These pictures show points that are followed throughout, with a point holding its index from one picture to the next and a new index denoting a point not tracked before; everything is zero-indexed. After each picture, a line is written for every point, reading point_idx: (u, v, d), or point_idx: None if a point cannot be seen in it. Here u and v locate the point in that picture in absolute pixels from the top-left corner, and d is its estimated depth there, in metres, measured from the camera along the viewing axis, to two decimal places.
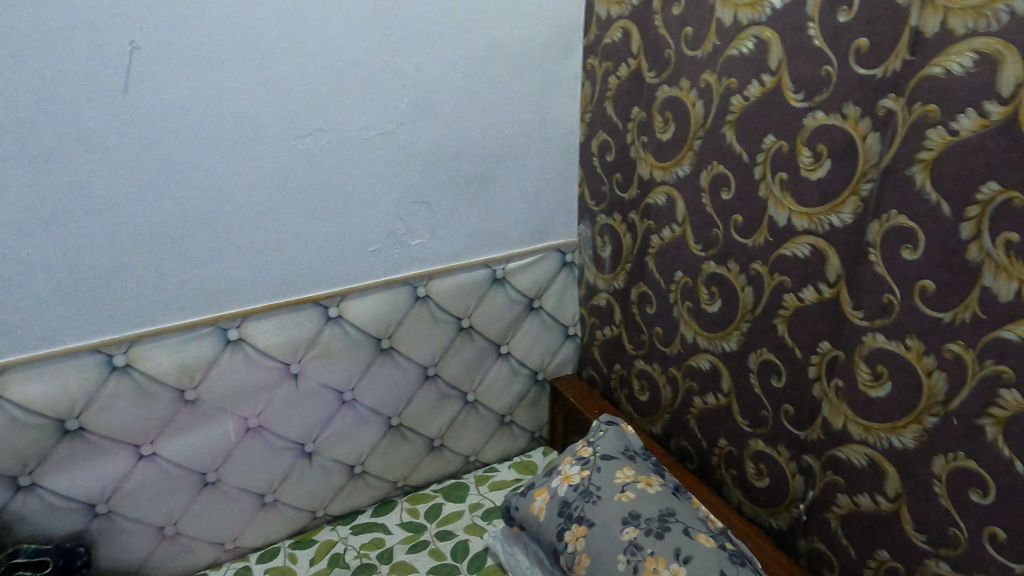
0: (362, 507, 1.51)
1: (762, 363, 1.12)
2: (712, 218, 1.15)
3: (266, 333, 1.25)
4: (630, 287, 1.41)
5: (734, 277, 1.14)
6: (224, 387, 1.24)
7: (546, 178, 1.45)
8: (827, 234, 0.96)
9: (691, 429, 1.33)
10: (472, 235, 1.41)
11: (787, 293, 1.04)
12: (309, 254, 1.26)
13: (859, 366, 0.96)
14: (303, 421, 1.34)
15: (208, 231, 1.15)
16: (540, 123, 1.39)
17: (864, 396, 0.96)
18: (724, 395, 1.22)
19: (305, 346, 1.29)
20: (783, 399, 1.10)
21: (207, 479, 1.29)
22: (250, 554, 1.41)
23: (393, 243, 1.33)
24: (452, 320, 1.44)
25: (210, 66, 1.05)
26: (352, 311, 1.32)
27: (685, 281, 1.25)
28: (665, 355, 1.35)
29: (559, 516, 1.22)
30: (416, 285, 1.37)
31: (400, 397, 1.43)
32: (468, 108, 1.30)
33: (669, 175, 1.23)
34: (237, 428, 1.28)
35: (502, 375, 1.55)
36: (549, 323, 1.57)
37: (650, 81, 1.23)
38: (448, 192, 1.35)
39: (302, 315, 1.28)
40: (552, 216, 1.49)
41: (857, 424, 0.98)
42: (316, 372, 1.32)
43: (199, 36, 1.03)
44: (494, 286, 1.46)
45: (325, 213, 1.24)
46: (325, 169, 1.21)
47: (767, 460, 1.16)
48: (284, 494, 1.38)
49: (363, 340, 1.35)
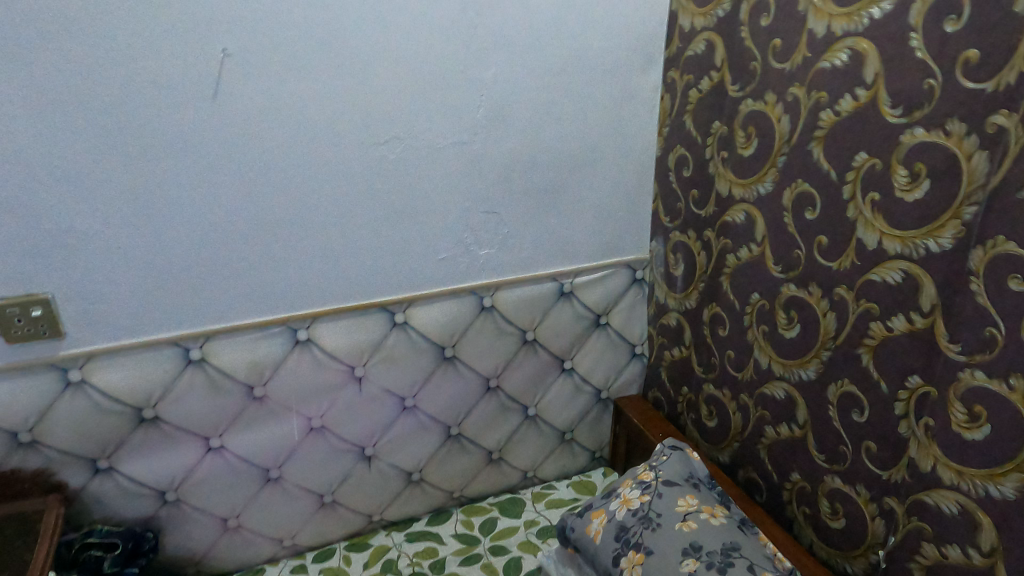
0: (417, 515, 1.51)
1: (843, 395, 1.05)
2: (795, 238, 1.09)
3: (333, 334, 1.27)
4: (702, 307, 1.36)
5: (816, 302, 1.07)
6: (291, 385, 1.26)
7: (619, 192, 1.42)
8: (923, 260, 0.89)
9: (761, 460, 1.26)
10: (541, 247, 1.39)
11: (874, 321, 0.98)
12: (379, 259, 1.27)
13: (953, 405, 0.88)
14: (365, 425, 1.34)
15: (283, 233, 1.18)
16: (615, 137, 1.37)
17: (958, 437, 0.88)
18: (799, 427, 1.15)
19: (371, 350, 1.31)
20: (865, 435, 1.02)
21: (270, 475, 1.31)
22: (306, 552, 1.42)
23: (463, 251, 1.32)
24: (516, 332, 1.42)
25: (294, 74, 1.08)
26: (417, 318, 1.33)
27: (762, 304, 1.19)
28: (736, 380, 1.29)
29: (617, 541, 1.18)
30: (483, 295, 1.37)
31: (460, 407, 1.42)
32: (544, 120, 1.29)
33: (749, 193, 1.18)
34: (300, 426, 1.29)
35: (564, 391, 1.52)
36: (616, 341, 1.53)
37: (733, 95, 1.19)
38: (519, 203, 1.34)
39: (369, 319, 1.29)
40: (624, 232, 1.46)
41: (948, 467, 0.90)
42: (380, 376, 1.32)
43: (288, 43, 1.06)
44: (561, 300, 1.44)
45: (396, 218, 1.25)
46: (399, 175, 1.22)
47: (844, 500, 1.09)
48: (342, 497, 1.39)
49: (426, 347, 1.35)
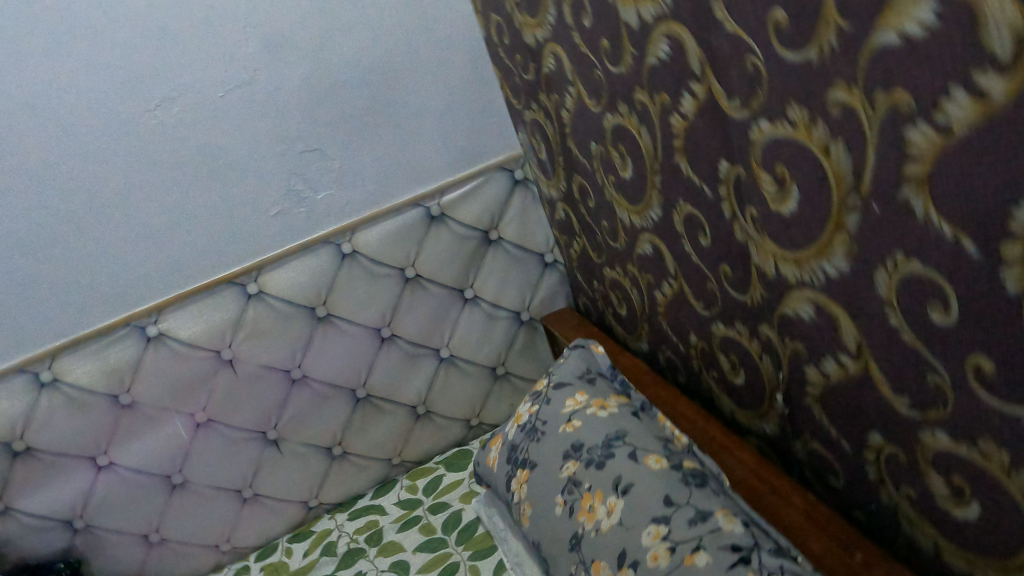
0: (362, 492, 1.41)
1: (686, 221, 0.85)
2: (589, 57, 0.90)
3: (186, 323, 1.20)
4: (571, 184, 1.17)
5: (629, 122, 0.88)
6: (159, 385, 1.21)
7: (456, 89, 1.25)
8: (673, 10, 0.69)
9: (667, 334, 1.06)
10: (386, 173, 1.26)
11: (672, 115, 0.77)
12: (205, 233, 1.18)
13: (761, 178, 0.67)
14: (256, 408, 1.27)
15: (88, 233, 1.11)
16: (427, 28, 1.20)
17: (779, 217, 0.67)
18: (674, 279, 0.95)
19: (233, 329, 1.23)
20: (717, 259, 0.82)
21: (174, 482, 1.26)
22: (251, 553, 1.36)
23: (298, 200, 1.22)
24: (393, 273, 1.29)
25: (21, 63, 1.01)
26: (273, 284, 1.23)
27: (600, 151, 1.00)
28: (619, 252, 1.10)
29: (508, 463, 1.02)
30: (339, 242, 1.26)
31: (358, 366, 1.31)
32: (332, 32, 1.15)
33: (547, 29, 0.99)
34: (186, 425, 1.24)
35: (476, 323, 1.37)
36: (517, 254, 1.37)
37: None
38: (340, 131, 1.21)
39: (220, 298, 1.21)
40: (481, 133, 1.30)
41: (787, 261, 0.69)
42: (252, 354, 1.24)
43: (3, 29, 0.99)
44: (433, 225, 1.30)
45: (206, 185, 1.15)
46: (189, 138, 1.12)
47: (735, 347, 0.88)
48: (264, 488, 1.32)
49: (293, 312, 1.25)
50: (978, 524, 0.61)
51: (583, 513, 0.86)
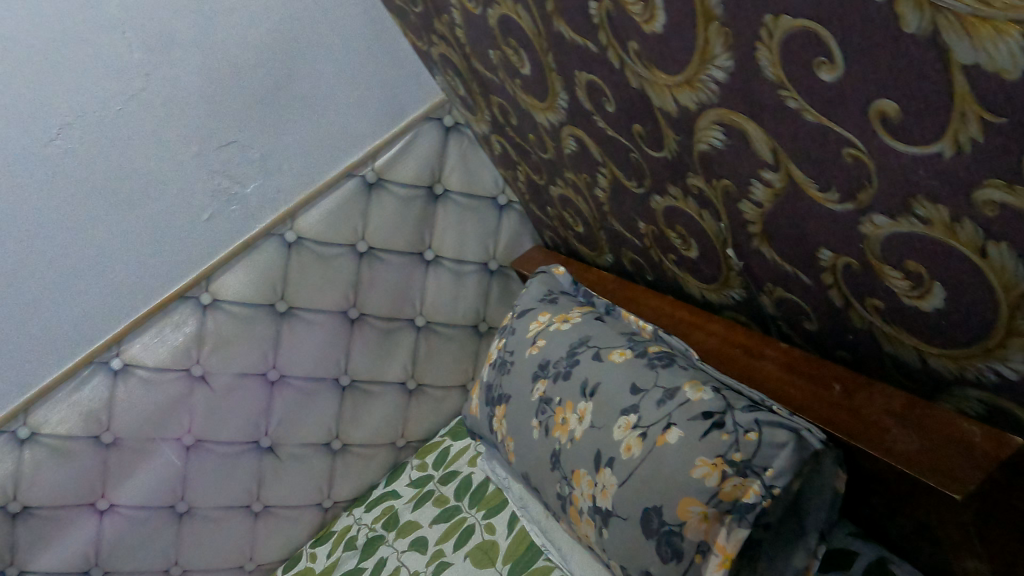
0: (376, 482, 1.36)
1: (589, 93, 0.78)
2: None
3: (148, 349, 1.18)
4: (492, 110, 1.11)
5: (508, 8, 0.81)
6: (137, 417, 1.18)
7: (359, 47, 1.20)
8: None
9: (621, 233, 0.99)
10: (312, 151, 1.22)
11: None
12: (145, 253, 1.16)
13: (627, 2, 0.60)
14: (242, 418, 1.23)
15: (25, 278, 1.10)
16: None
17: (656, 40, 0.60)
18: (604, 167, 0.88)
19: (197, 343, 1.20)
20: (628, 121, 0.75)
21: (179, 511, 1.23)
22: (278, 567, 1.32)
23: (227, 198, 1.18)
24: (345, 251, 1.25)
25: None
26: (226, 289, 1.20)
27: (499, 56, 0.93)
28: (554, 162, 1.03)
29: (487, 405, 0.96)
30: (283, 232, 1.22)
31: (335, 354, 1.27)
32: (211, 17, 1.10)
33: None
34: (175, 451, 1.21)
35: (445, 284, 1.32)
36: (469, 203, 1.31)
37: None
38: (250, 118, 1.16)
39: (176, 316, 1.19)
40: (397, 87, 1.25)
41: (682, 88, 0.62)
42: (223, 364, 1.21)
43: None
44: (373, 193, 1.25)
45: (129, 204, 1.13)
46: (97, 160, 1.09)
47: (678, 216, 0.81)
48: (272, 498, 1.28)
49: (254, 313, 1.21)
50: (949, 310, 0.53)
51: (557, 428, 0.78)
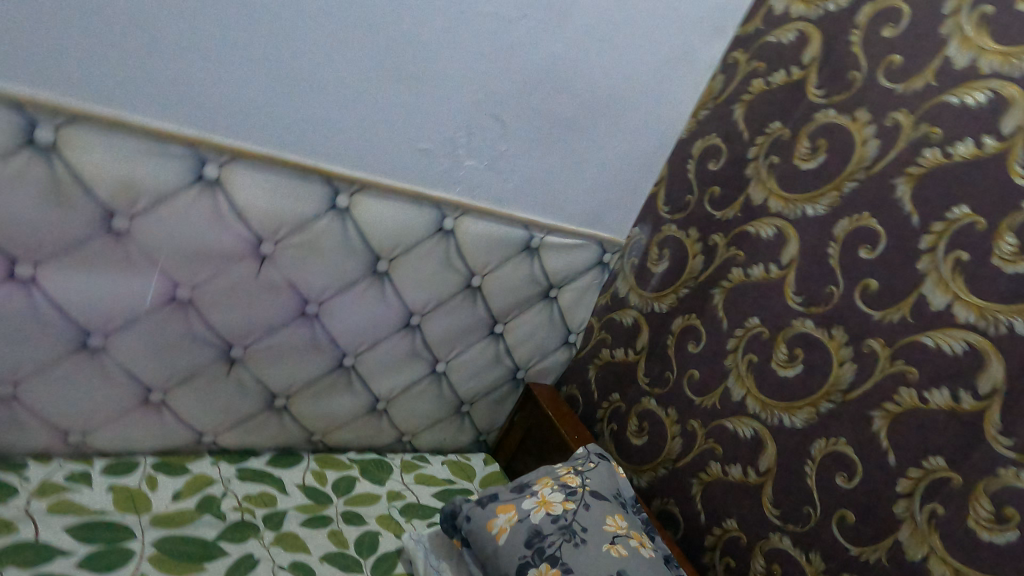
0: (257, 450, 1.19)
1: (831, 455, 0.96)
2: (833, 274, 0.98)
3: (251, 188, 0.93)
4: (674, 316, 1.21)
5: (833, 348, 0.97)
6: (167, 233, 0.90)
7: (632, 159, 1.20)
8: (999, 338, 0.81)
9: (690, 496, 1.14)
10: (528, 186, 1.15)
11: (906, 387, 0.89)
12: (350, 123, 0.94)
13: (978, 501, 0.81)
14: (245, 317, 1.01)
15: (245, 25, 0.81)
16: (658, 96, 1.15)
17: (970, 535, 0.81)
18: (757, 474, 1.04)
19: (292, 226, 0.98)
20: (843, 502, 0.93)
21: (87, 344, 0.93)
22: (95, 458, 1.05)
23: (446, 150, 1.03)
24: (462, 273, 1.17)
25: None
26: (363, 209, 1.02)
27: (759, 331, 1.07)
28: (691, 405, 1.15)
29: (527, 548, 0.98)
30: (446, 214, 1.10)
31: (368, 335, 1.13)
32: (603, 41, 1.03)
33: (789, 210, 1.05)
34: (159, 293, 0.94)
35: (482, 357, 1.28)
36: (555, 320, 1.33)
37: (811, 99, 1.04)
38: (534, 125, 1.08)
39: (305, 188, 0.97)
40: (613, 206, 1.26)
41: (942, 562, 0.83)
42: (288, 264, 1.00)
43: None
44: (523, 253, 1.22)
45: (397, 78, 0.93)
46: (422, 20, 0.89)
47: (782, 561, 1.00)
48: (177, 399, 1.04)
49: (359, 250, 1.05)
50: None
51: None
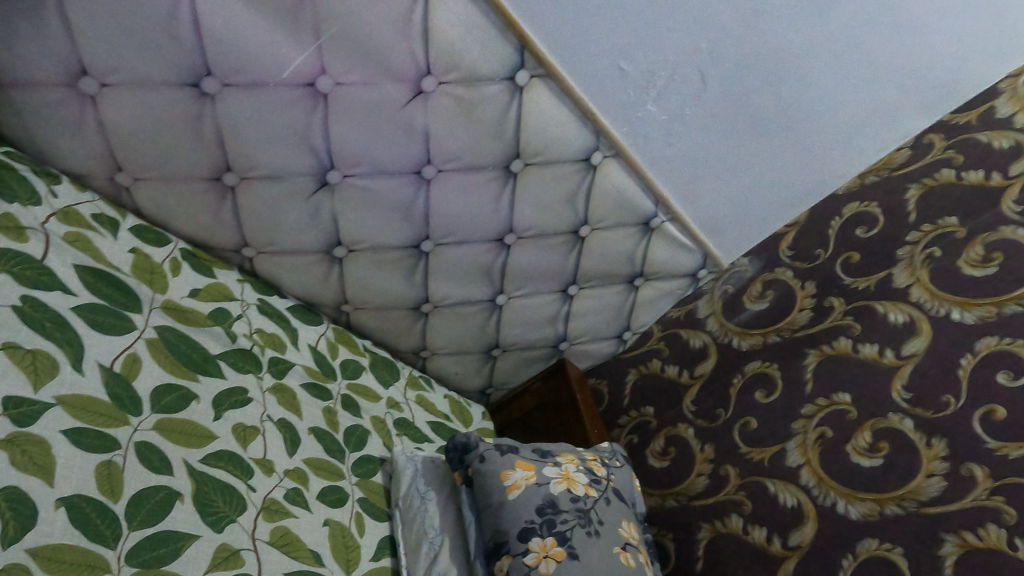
0: (283, 291, 1.06)
1: (876, 560, 0.87)
2: (956, 384, 0.91)
3: (452, 12, 0.81)
4: (751, 359, 1.14)
5: (926, 456, 0.89)
6: (348, 10, 0.78)
7: (789, 191, 1.12)
8: None
9: (692, 540, 1.06)
10: (685, 164, 1.05)
11: (997, 526, 0.81)
12: (580, 5, 0.84)
13: None
14: (363, 143, 0.90)
15: None
16: (854, 144, 1.06)
17: None
18: (782, 547, 0.95)
19: (464, 75, 0.87)
20: None
21: (201, 86, 0.81)
22: (129, 213, 0.92)
23: (640, 80, 0.93)
24: (577, 216, 1.07)
25: None
26: (533, 99, 0.92)
27: (846, 408, 0.99)
28: (734, 451, 1.07)
29: (537, 515, 0.87)
30: (600, 148, 1.01)
31: (459, 228, 1.03)
32: (851, 62, 0.93)
33: (931, 305, 0.99)
34: (301, 71, 0.82)
35: (541, 310, 1.19)
36: (624, 310, 1.25)
37: (1003, 210, 0.99)
38: (733, 108, 0.98)
39: (497, 45, 0.86)
40: (742, 227, 1.17)
41: None
42: (435, 114, 0.89)
43: None
44: (638, 228, 1.13)
45: None
46: None
47: None
48: (245, 196, 0.92)
49: (505, 139, 0.94)
50: None
51: None
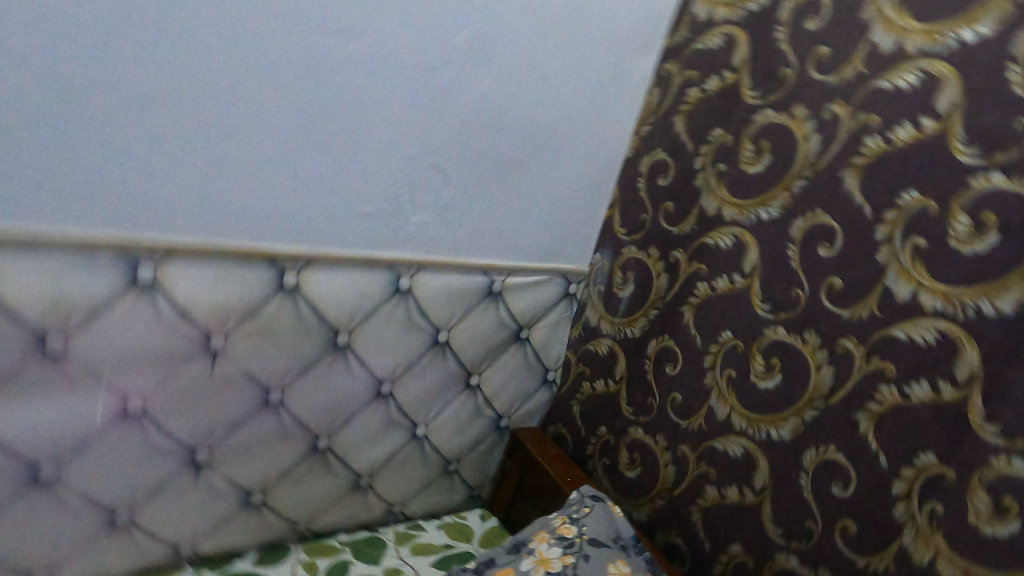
0: (241, 550, 1.12)
1: (823, 464, 0.92)
2: (796, 276, 0.96)
3: (191, 283, 0.88)
4: (648, 342, 1.18)
5: (809, 352, 0.94)
6: (109, 346, 0.85)
7: (581, 186, 1.19)
8: (968, 322, 0.79)
9: (690, 524, 1.10)
10: (483, 230, 1.12)
11: (886, 384, 0.86)
12: (293, 202, 0.92)
13: (975, 494, 0.78)
14: (203, 422, 0.96)
15: (171, 125, 0.79)
16: (595, 124, 1.14)
17: (972, 530, 0.78)
18: (753, 492, 1.00)
19: (243, 316, 0.93)
20: (844, 512, 0.90)
21: (40, 477, 0.87)
22: None
23: (391, 208, 1.01)
24: (427, 330, 1.12)
25: None
26: (311, 285, 0.98)
27: (734, 344, 1.04)
28: (676, 429, 1.12)
29: None
30: (400, 274, 1.06)
31: (335, 415, 1.07)
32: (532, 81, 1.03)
33: (745, 217, 1.03)
34: (109, 409, 0.88)
35: (462, 413, 1.24)
36: (530, 362, 1.29)
37: (748, 101, 1.03)
38: (472, 168, 1.05)
39: (248, 274, 0.92)
40: (571, 236, 1.23)
41: (950, 563, 0.80)
42: (242, 355, 0.95)
43: None
44: (486, 300, 1.18)
45: (335, 150, 0.92)
46: (347, 88, 0.88)
47: None
48: (144, 518, 0.99)
49: (314, 328, 1.00)
50: None
51: None
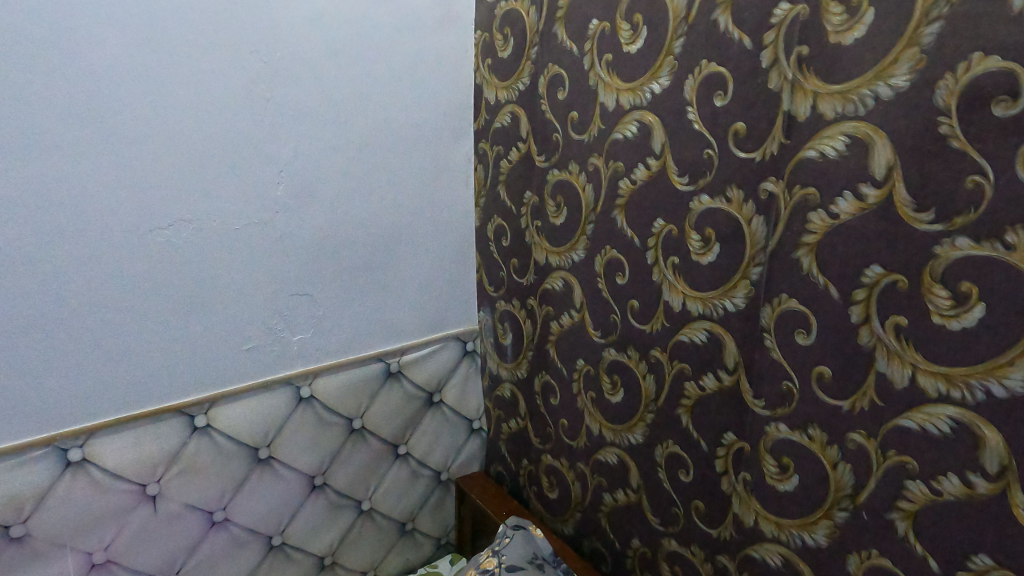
0: None
1: (670, 457, 1.06)
2: (609, 303, 1.11)
3: (115, 450, 1.07)
4: (534, 379, 1.33)
5: (635, 365, 1.09)
6: (62, 518, 1.05)
7: (442, 262, 1.36)
8: (722, 319, 0.92)
9: (602, 529, 1.24)
10: (363, 326, 1.29)
11: (688, 381, 1.00)
12: (184, 360, 1.11)
13: (765, 459, 0.92)
14: (162, 551, 1.17)
15: (60, 337, 0.99)
16: (434, 210, 1.32)
17: (772, 489, 0.92)
18: (633, 491, 1.15)
19: (168, 462, 1.13)
20: (692, 495, 1.04)
21: None
22: None
23: (271, 338, 1.19)
24: (341, 422, 1.30)
25: (60, 150, 0.92)
26: (222, 419, 1.16)
27: (587, 369, 1.19)
28: (572, 450, 1.27)
29: None
30: (300, 385, 1.24)
31: (281, 515, 1.28)
32: (357, 197, 1.21)
33: (564, 261, 1.18)
34: (78, 565, 1.09)
35: (399, 479, 1.42)
36: (451, 418, 1.46)
37: (540, 166, 1.19)
38: (331, 282, 1.23)
39: (161, 428, 1.11)
40: (450, 304, 1.40)
41: (768, 520, 0.93)
42: (178, 492, 1.15)
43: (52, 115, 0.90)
44: (388, 381, 1.34)
45: (206, 310, 1.10)
46: (196, 260, 1.07)
47: (681, 562, 1.09)
48: None
49: (236, 452, 1.19)
50: None
51: None
